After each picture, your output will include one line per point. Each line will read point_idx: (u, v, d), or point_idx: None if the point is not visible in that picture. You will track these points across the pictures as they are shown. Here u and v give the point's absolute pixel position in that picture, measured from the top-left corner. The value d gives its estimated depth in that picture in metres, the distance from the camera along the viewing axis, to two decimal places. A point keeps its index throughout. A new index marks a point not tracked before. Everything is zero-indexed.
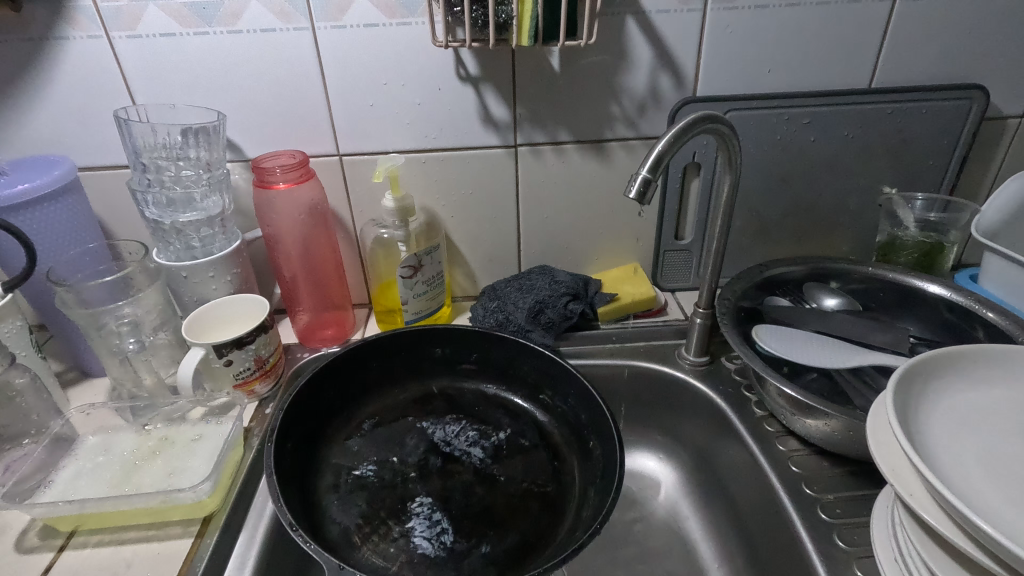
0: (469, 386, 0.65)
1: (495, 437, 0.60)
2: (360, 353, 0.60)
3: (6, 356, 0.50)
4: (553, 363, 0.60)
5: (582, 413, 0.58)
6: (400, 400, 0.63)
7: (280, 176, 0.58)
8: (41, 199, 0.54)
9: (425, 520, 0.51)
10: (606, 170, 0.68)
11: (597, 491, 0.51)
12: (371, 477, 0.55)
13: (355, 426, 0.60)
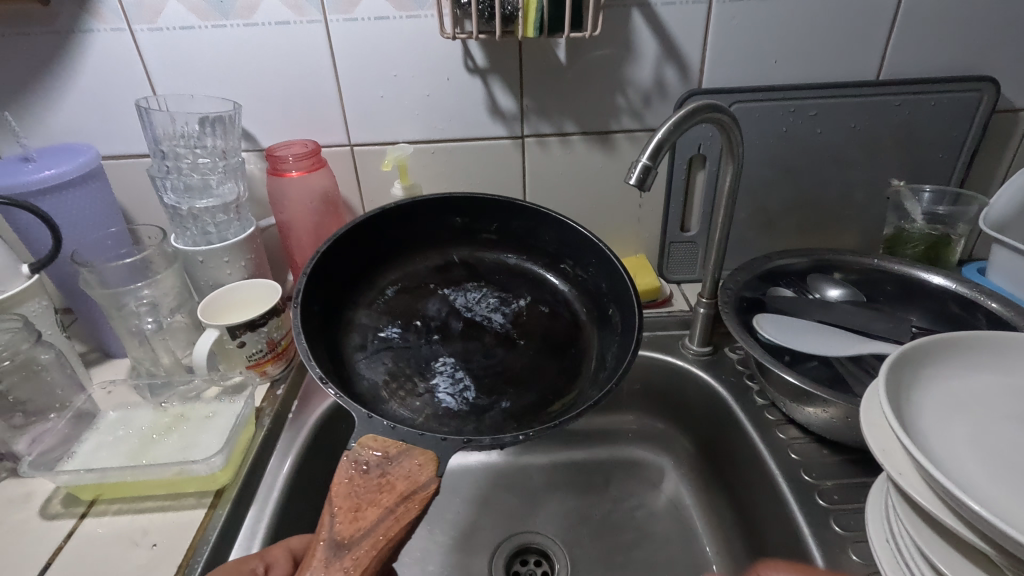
0: (490, 255, 0.63)
1: (516, 304, 0.60)
2: (381, 220, 0.57)
3: (33, 333, 0.52)
4: (571, 233, 0.58)
5: (603, 282, 0.56)
6: (422, 269, 0.61)
7: (292, 164, 0.61)
8: (67, 184, 0.57)
9: (448, 377, 0.52)
10: (612, 161, 0.69)
11: (614, 357, 0.50)
12: (397, 339, 0.55)
13: (380, 289, 0.59)
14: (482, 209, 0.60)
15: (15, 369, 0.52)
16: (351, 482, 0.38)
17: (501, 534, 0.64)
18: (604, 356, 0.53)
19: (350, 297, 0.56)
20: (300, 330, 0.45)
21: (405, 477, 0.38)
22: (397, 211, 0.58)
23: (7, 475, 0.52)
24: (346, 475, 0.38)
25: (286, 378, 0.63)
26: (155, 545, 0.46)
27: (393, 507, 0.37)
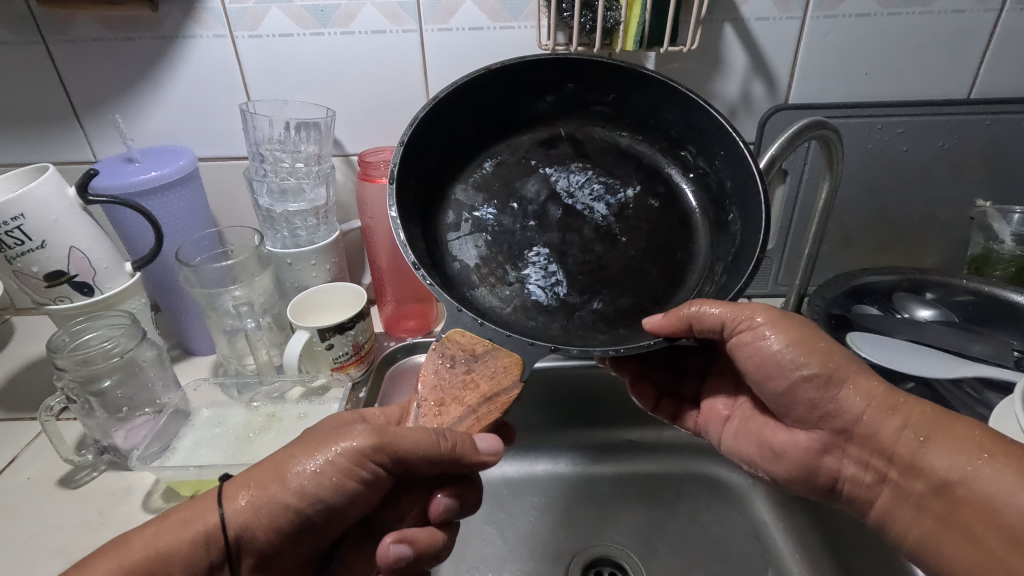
0: (601, 129, 0.53)
1: (623, 194, 0.52)
2: (479, 88, 0.47)
3: (140, 331, 0.53)
4: (699, 112, 0.46)
5: (728, 179, 0.47)
6: (523, 141, 0.53)
7: (384, 170, 0.62)
8: (171, 186, 0.58)
9: (540, 270, 0.49)
10: None
11: (731, 268, 0.44)
12: (491, 220, 0.51)
13: (479, 163, 0.52)
14: (595, 79, 0.49)
15: (121, 367, 0.53)
16: (441, 374, 0.38)
17: (573, 546, 0.62)
18: (711, 269, 0.48)
19: (444, 173, 0.50)
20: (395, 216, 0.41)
21: (491, 379, 0.38)
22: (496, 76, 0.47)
23: (106, 468, 0.54)
24: (433, 368, 0.39)
25: (367, 380, 0.64)
26: None
27: (478, 405, 0.38)
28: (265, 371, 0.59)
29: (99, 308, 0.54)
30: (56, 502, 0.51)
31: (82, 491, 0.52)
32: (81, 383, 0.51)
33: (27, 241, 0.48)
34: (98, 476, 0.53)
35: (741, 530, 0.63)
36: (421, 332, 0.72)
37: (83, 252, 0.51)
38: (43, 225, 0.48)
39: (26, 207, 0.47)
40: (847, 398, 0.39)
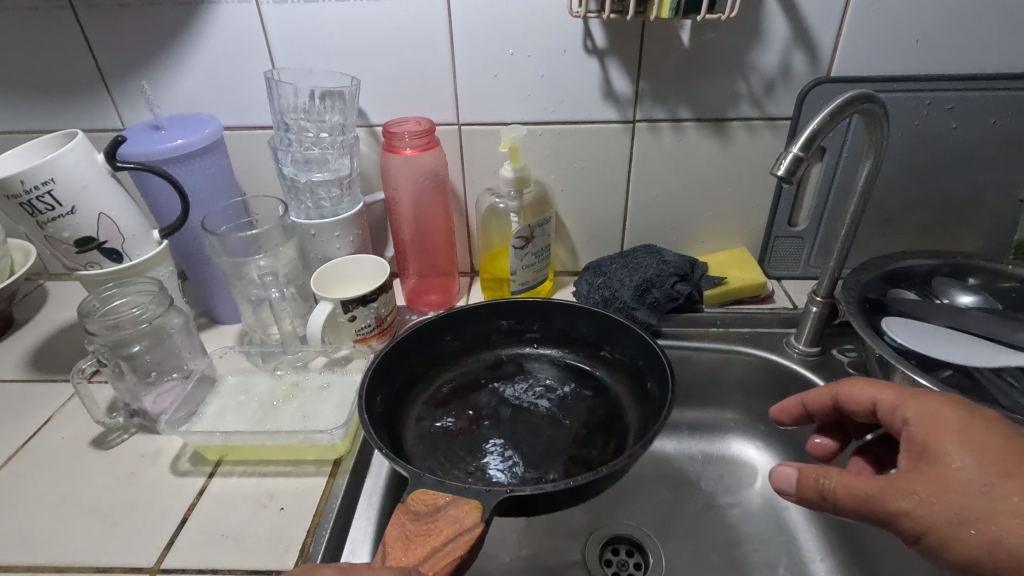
0: (537, 354, 0.64)
1: (561, 391, 0.60)
2: (435, 324, 0.59)
3: (168, 299, 0.53)
4: (613, 319, 0.60)
5: (639, 358, 0.57)
6: (472, 366, 0.63)
7: (408, 142, 0.60)
8: (195, 154, 0.58)
9: (499, 456, 0.53)
10: (724, 151, 0.66)
11: (659, 411, 0.51)
12: (454, 427, 0.57)
13: (439, 394, 0.60)
14: (542, 340, 0.64)
15: (150, 333, 0.54)
16: (404, 526, 0.37)
17: (591, 523, 0.62)
18: (646, 429, 0.54)
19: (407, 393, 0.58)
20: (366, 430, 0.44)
21: (450, 525, 0.37)
22: (443, 333, 0.61)
23: (137, 431, 0.55)
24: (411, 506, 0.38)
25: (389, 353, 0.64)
26: (282, 508, 0.47)
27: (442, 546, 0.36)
28: (289, 341, 0.60)
29: (128, 275, 0.55)
30: (90, 462, 0.52)
31: (114, 452, 0.53)
32: (111, 348, 0.52)
33: (57, 207, 0.49)
34: (129, 438, 0.55)
35: (761, 514, 0.62)
36: (442, 307, 0.72)
37: (112, 218, 0.51)
38: (72, 191, 0.49)
39: (55, 172, 0.48)
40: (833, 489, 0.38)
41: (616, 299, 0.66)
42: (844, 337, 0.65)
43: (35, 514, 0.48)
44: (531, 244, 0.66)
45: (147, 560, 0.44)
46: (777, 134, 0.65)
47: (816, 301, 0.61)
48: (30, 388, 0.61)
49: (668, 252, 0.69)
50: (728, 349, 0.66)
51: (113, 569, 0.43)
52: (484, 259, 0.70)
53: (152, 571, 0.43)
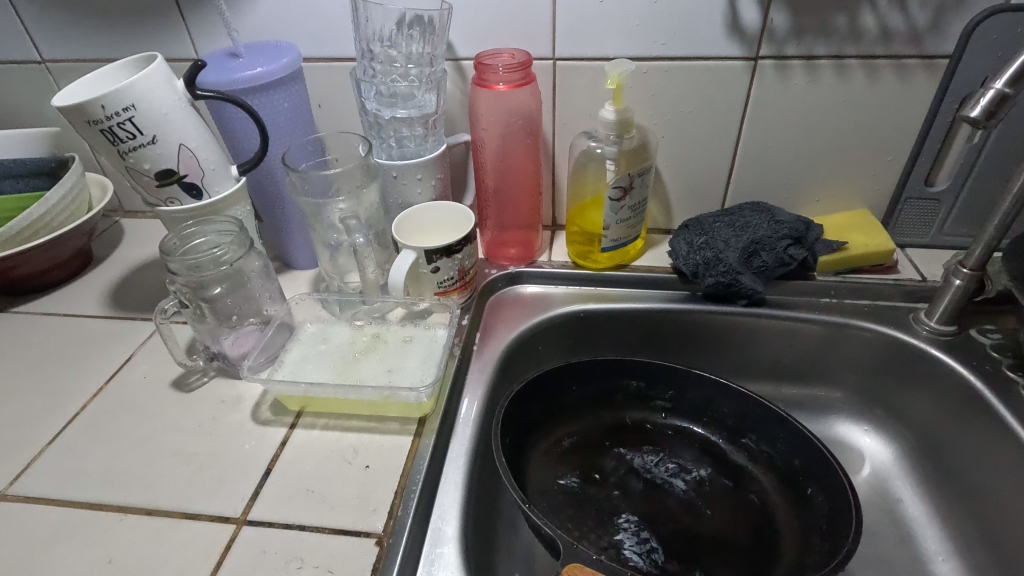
0: (666, 423, 0.56)
1: (696, 473, 0.53)
2: (562, 370, 0.54)
3: (248, 241, 0.51)
4: (759, 407, 0.52)
5: (795, 456, 0.50)
6: (594, 425, 0.56)
7: (501, 76, 0.54)
8: (275, 84, 0.53)
9: (633, 535, 0.47)
10: (861, 95, 0.57)
11: (834, 537, 0.44)
12: (577, 488, 0.51)
13: (564, 453, 0.54)
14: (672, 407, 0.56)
15: (229, 276, 0.51)
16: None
17: None
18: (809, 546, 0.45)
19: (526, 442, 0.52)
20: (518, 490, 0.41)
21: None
22: (564, 380, 0.55)
23: (216, 375, 0.54)
24: None
25: (471, 307, 0.60)
26: (368, 466, 0.45)
27: None
28: (369, 290, 0.56)
29: (207, 213, 0.52)
30: (172, 403, 0.51)
31: (195, 395, 0.52)
32: (192, 289, 0.50)
33: (138, 135, 0.45)
34: (209, 382, 0.53)
35: (872, 505, 0.56)
36: (523, 262, 0.67)
37: (192, 151, 0.48)
38: (153, 119, 0.45)
39: (136, 97, 0.44)
40: None
41: (720, 261, 0.59)
42: (982, 317, 0.57)
43: (122, 454, 0.47)
44: (628, 197, 0.59)
45: (234, 510, 0.42)
46: (930, 76, 0.55)
47: (960, 275, 0.54)
48: (112, 324, 0.61)
49: (782, 212, 0.61)
50: (842, 322, 0.59)
51: (201, 516, 0.42)
52: (572, 210, 0.64)
53: (239, 522, 0.41)
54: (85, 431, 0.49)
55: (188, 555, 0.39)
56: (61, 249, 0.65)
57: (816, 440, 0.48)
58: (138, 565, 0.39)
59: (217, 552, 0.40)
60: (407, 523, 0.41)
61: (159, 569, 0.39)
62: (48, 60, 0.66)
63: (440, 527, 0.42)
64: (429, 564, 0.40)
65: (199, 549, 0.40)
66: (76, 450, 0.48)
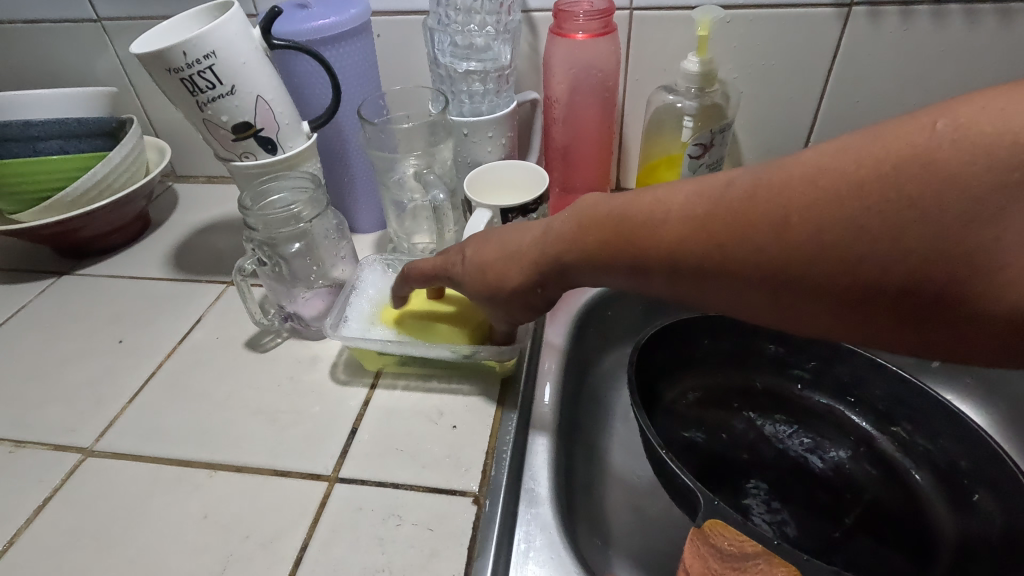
0: (803, 395, 0.55)
1: (835, 452, 0.51)
2: (693, 326, 0.55)
3: (325, 198, 0.49)
4: (916, 392, 0.49)
5: (960, 455, 0.46)
6: (723, 386, 0.56)
7: (581, 24, 0.52)
8: (346, 35, 0.52)
9: (763, 503, 0.47)
10: (961, 45, 0.54)
11: (1007, 553, 0.40)
12: (704, 445, 0.51)
13: (696, 411, 0.54)
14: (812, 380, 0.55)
15: (304, 234, 0.50)
16: (708, 564, 0.38)
17: None
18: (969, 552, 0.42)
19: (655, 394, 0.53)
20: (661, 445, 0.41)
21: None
22: (694, 338, 0.55)
23: (290, 335, 0.53)
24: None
25: None
26: (455, 426, 0.44)
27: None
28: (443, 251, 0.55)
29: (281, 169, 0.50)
30: (248, 363, 0.51)
31: (271, 355, 0.51)
32: (269, 245, 0.49)
33: (217, 85, 0.44)
34: (283, 342, 0.52)
35: None
36: None
37: (269, 103, 0.47)
38: (232, 67, 0.44)
39: (217, 44, 0.43)
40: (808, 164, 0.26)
41: None
42: None
43: (204, 412, 0.46)
44: (707, 153, 0.57)
45: (325, 468, 0.41)
46: None
47: None
48: (178, 287, 0.60)
49: None
50: None
51: (291, 473, 0.41)
52: (643, 171, 0.62)
53: (330, 479, 0.41)
54: (164, 389, 0.49)
55: (284, 512, 0.39)
56: (123, 211, 0.64)
57: (992, 443, 0.44)
58: (234, 519, 0.39)
59: (312, 508, 0.39)
60: (503, 483, 0.40)
61: (256, 524, 0.38)
62: (104, 19, 0.64)
63: (533, 488, 0.41)
64: (527, 524, 0.39)
65: (294, 505, 0.39)
66: (158, 409, 0.47)
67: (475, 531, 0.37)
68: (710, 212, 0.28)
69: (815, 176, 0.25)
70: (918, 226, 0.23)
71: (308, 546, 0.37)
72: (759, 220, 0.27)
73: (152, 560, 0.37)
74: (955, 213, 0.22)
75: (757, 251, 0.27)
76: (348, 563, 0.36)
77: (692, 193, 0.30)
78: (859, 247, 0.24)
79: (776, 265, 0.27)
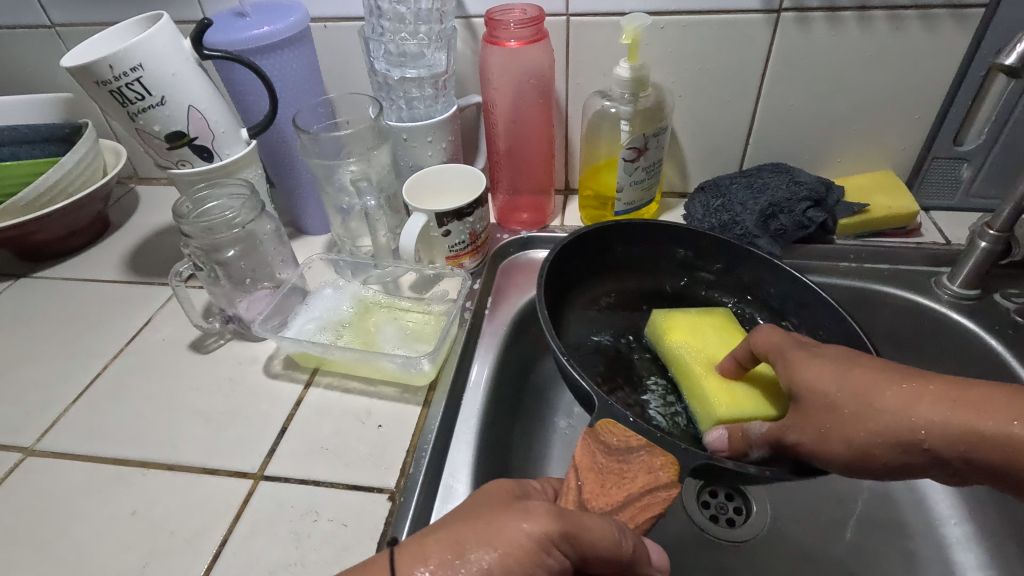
0: (707, 296, 0.58)
1: None
2: (607, 233, 0.56)
3: (259, 204, 0.50)
4: (802, 287, 0.51)
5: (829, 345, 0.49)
6: (632, 290, 0.59)
7: (512, 32, 0.52)
8: (281, 44, 0.52)
9: (659, 396, 0.51)
10: (889, 50, 0.55)
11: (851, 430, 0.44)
12: (609, 346, 0.56)
13: (611, 315, 0.58)
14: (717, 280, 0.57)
15: (242, 238, 0.52)
16: (597, 458, 0.38)
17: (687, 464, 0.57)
18: None
19: (565, 300, 0.56)
20: (553, 338, 0.45)
21: (646, 473, 0.38)
22: (607, 248, 0.57)
23: (232, 337, 0.55)
24: (591, 453, 0.38)
25: (482, 272, 0.60)
26: (380, 426, 0.46)
27: (636, 495, 0.37)
28: (380, 255, 0.56)
29: (219, 176, 0.52)
30: (191, 363, 0.52)
31: (212, 356, 0.53)
32: (206, 252, 0.50)
33: (147, 96, 0.45)
34: (225, 343, 0.54)
35: None
36: (536, 226, 0.67)
37: (201, 112, 0.48)
38: (162, 79, 0.45)
39: (143, 57, 0.44)
40: (888, 408, 0.35)
41: (736, 224, 0.58)
42: (1008, 281, 0.55)
43: (144, 411, 0.48)
44: (643, 157, 0.58)
45: (252, 466, 0.43)
46: (962, 29, 0.52)
47: (988, 236, 0.52)
48: (132, 289, 0.62)
49: (802, 173, 0.60)
50: (861, 287, 0.58)
51: (219, 471, 0.43)
52: (585, 173, 0.63)
53: (256, 477, 0.42)
54: (107, 389, 0.51)
55: (209, 508, 0.41)
56: (79, 215, 0.65)
57: (860, 332, 0.46)
58: (161, 515, 0.41)
59: (236, 504, 0.41)
60: (418, 480, 0.41)
61: (181, 520, 0.40)
62: (56, 24, 0.64)
63: (452, 484, 0.43)
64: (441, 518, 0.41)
65: (219, 502, 0.41)
66: (99, 409, 0.49)
67: (388, 526, 0.39)
68: (807, 351, 0.39)
69: (928, 421, 0.34)
70: (873, 412, 0.35)
71: (228, 541, 0.39)
72: (812, 382, 0.37)
73: (81, 555, 0.39)
74: (950, 419, 0.34)
75: (836, 423, 0.36)
76: (265, 556, 0.38)
77: (830, 361, 0.38)
78: (914, 435, 0.34)
79: (795, 431, 0.38)
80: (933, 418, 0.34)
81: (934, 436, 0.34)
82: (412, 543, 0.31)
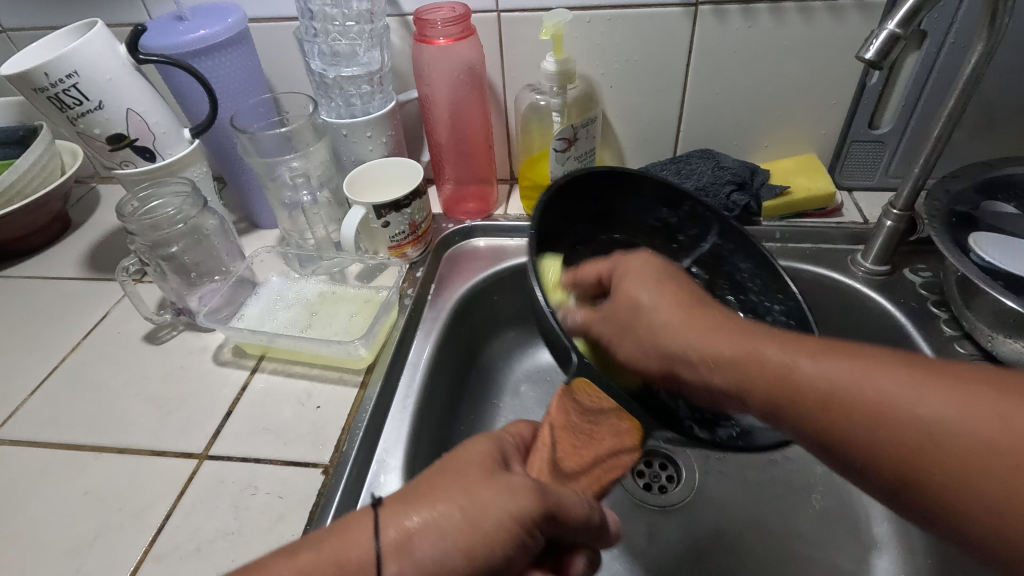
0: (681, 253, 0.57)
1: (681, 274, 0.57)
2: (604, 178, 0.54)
3: (201, 200, 0.53)
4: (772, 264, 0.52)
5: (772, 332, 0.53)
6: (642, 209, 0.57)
7: (441, 31, 0.55)
8: (218, 47, 0.54)
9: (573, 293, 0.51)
10: (802, 39, 0.57)
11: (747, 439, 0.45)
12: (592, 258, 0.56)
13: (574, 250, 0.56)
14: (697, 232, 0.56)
15: (187, 234, 0.54)
16: (571, 417, 0.50)
17: None
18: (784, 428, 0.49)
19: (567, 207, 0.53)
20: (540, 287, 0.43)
21: (604, 443, 0.50)
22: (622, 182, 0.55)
23: (184, 328, 0.57)
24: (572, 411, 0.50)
25: (424, 261, 0.63)
26: (319, 407, 0.49)
27: (594, 461, 0.49)
28: (324, 248, 0.61)
29: (162, 174, 0.54)
30: (143, 355, 0.55)
31: (165, 347, 0.56)
32: (151, 247, 0.53)
33: (84, 101, 0.48)
34: (177, 335, 0.57)
35: None
36: (482, 215, 0.69)
37: (139, 115, 0.51)
38: (98, 85, 0.48)
39: (77, 64, 0.46)
40: (869, 377, 0.29)
41: None
42: (915, 256, 0.59)
43: (99, 400, 0.51)
44: (573, 147, 0.60)
45: (197, 447, 0.46)
46: (867, 18, 0.55)
47: (892, 214, 0.54)
48: (91, 285, 0.64)
49: (727, 158, 0.63)
50: (784, 265, 0.61)
51: (167, 453, 0.46)
52: (524, 163, 0.65)
53: (201, 457, 0.46)
54: (64, 381, 0.53)
55: (156, 487, 0.44)
56: (38, 215, 0.67)
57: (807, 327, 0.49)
58: (111, 494, 0.44)
59: (180, 484, 0.44)
60: (350, 456, 0.45)
61: (129, 498, 0.43)
62: (8, 29, 0.65)
63: (385, 458, 0.46)
64: (371, 490, 0.44)
65: (164, 481, 0.44)
66: (56, 399, 0.52)
67: (319, 498, 0.42)
68: (680, 306, 0.39)
69: (935, 419, 0.27)
70: (845, 391, 0.30)
71: (172, 516, 0.42)
72: (786, 366, 0.32)
73: (36, 533, 0.42)
74: (987, 418, 0.25)
75: (923, 442, 0.27)
76: (204, 528, 0.41)
77: (746, 335, 0.35)
78: (955, 443, 0.26)
79: (776, 399, 0.32)
80: (982, 428, 0.25)
81: (955, 440, 0.26)
82: (399, 497, 0.32)
